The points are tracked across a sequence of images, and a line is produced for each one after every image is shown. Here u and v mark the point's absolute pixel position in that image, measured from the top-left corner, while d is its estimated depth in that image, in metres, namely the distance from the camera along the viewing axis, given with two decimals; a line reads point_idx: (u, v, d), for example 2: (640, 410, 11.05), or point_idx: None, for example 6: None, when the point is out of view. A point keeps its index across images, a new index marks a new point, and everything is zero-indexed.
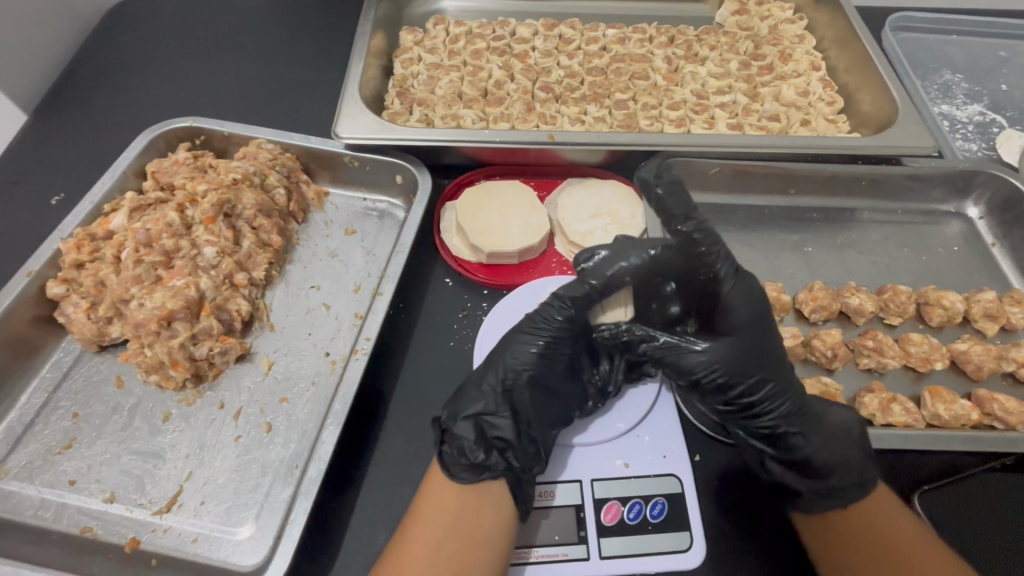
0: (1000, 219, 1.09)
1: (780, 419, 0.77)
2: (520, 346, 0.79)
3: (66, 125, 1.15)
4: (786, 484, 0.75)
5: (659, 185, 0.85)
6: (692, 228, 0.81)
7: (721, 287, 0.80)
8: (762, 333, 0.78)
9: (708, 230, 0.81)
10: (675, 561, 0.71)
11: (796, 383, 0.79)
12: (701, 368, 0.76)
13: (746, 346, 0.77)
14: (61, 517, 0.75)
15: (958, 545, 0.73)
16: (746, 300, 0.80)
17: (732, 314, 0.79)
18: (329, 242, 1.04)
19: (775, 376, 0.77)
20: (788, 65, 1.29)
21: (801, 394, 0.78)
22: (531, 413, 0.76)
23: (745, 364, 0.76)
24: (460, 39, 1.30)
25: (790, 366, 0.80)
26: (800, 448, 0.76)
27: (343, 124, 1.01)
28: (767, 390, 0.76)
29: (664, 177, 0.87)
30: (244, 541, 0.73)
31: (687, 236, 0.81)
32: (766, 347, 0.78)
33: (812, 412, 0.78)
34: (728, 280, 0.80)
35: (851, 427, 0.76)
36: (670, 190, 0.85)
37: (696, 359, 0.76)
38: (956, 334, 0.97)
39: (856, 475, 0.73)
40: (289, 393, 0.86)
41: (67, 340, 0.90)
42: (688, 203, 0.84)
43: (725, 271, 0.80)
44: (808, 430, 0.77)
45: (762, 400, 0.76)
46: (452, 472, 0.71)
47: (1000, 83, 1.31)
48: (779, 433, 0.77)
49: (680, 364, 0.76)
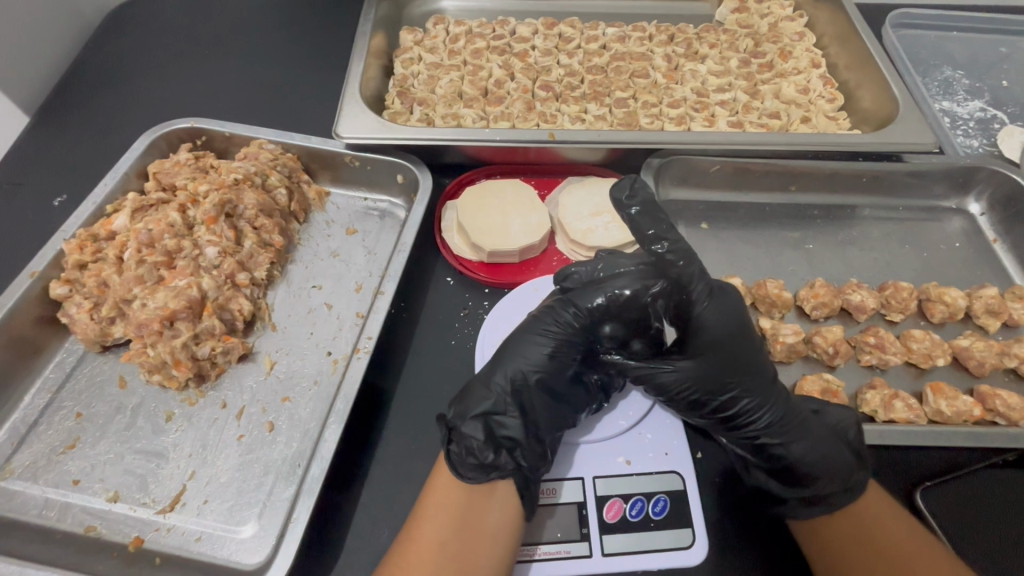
0: (1002, 215, 1.09)
1: (763, 429, 0.76)
2: (533, 346, 0.79)
3: (68, 126, 1.16)
4: (769, 491, 0.75)
5: (633, 202, 0.76)
6: (664, 249, 0.75)
7: (694, 307, 0.75)
8: (738, 349, 0.75)
9: (681, 247, 0.75)
10: (677, 557, 0.71)
11: (778, 395, 0.77)
12: (673, 387, 0.75)
13: (720, 364, 0.75)
14: (65, 517, 0.75)
15: (960, 541, 0.73)
16: (722, 318, 0.75)
17: (707, 334, 0.75)
18: (331, 242, 1.05)
19: (751, 391, 0.75)
20: (788, 63, 1.29)
21: (784, 405, 0.77)
22: (539, 414, 0.76)
23: (718, 380, 0.75)
24: (460, 39, 1.30)
25: (773, 375, 0.78)
26: (784, 457, 0.75)
27: (345, 124, 1.01)
28: (744, 405, 0.75)
29: (638, 193, 0.76)
30: (248, 540, 0.73)
31: (658, 257, 0.75)
32: (744, 363, 0.76)
33: (796, 421, 0.76)
34: (702, 300, 0.75)
35: (846, 427, 0.78)
36: (644, 207, 0.76)
37: (667, 379, 0.75)
38: (958, 330, 0.97)
39: (841, 480, 0.73)
40: (292, 392, 0.86)
41: (69, 340, 0.91)
42: (664, 218, 0.76)
43: (699, 292, 0.75)
44: (792, 439, 0.76)
45: (739, 413, 0.76)
46: (460, 471, 0.71)
47: (1001, 79, 1.31)
48: (760, 443, 0.76)
49: (655, 382, 0.76)
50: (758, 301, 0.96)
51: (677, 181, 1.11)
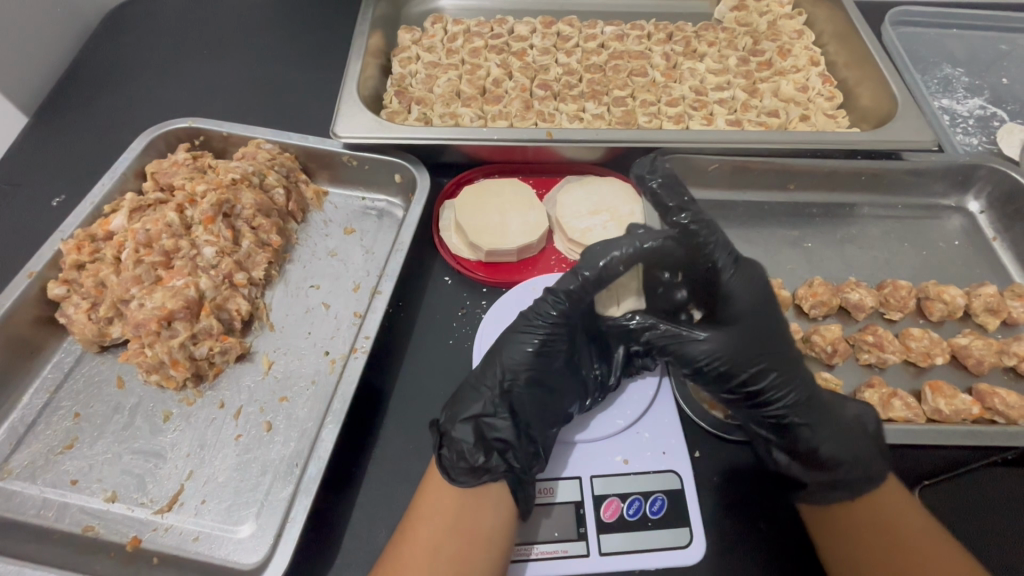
0: (1001, 212, 1.08)
1: (788, 408, 0.77)
2: (516, 345, 0.78)
3: (66, 127, 1.16)
4: (790, 475, 0.76)
5: (654, 177, 0.84)
6: (688, 220, 0.79)
7: (721, 275, 0.79)
8: (763, 322, 0.78)
9: (704, 219, 0.79)
10: (674, 557, 0.71)
11: (803, 374, 0.78)
12: (704, 358, 0.76)
13: (746, 336, 0.77)
14: (63, 517, 0.75)
15: (960, 540, 0.73)
16: (746, 287, 0.79)
17: (734, 303, 0.79)
18: (328, 241, 1.05)
19: (778, 367, 0.77)
20: (787, 61, 1.28)
21: (809, 385, 0.78)
22: (529, 412, 0.77)
23: (749, 353, 0.76)
24: (459, 38, 1.30)
25: (798, 356, 0.80)
26: (808, 439, 0.77)
27: (342, 123, 1.01)
28: (771, 380, 0.77)
29: (658, 169, 0.85)
30: (246, 539, 0.74)
31: (683, 227, 0.79)
32: (768, 335, 0.78)
33: (819, 403, 0.78)
34: (728, 267, 0.79)
35: (866, 421, 0.77)
36: (665, 182, 0.83)
37: (699, 350, 0.76)
38: (957, 328, 0.97)
39: (863, 469, 0.73)
40: (289, 392, 0.86)
41: (68, 340, 0.91)
42: (685, 193, 0.82)
43: (724, 261, 0.79)
44: (815, 420, 0.77)
45: (767, 390, 0.77)
46: (451, 475, 0.70)
47: (1001, 77, 1.31)
48: (786, 424, 0.77)
49: (684, 352, 0.77)
50: None
51: None
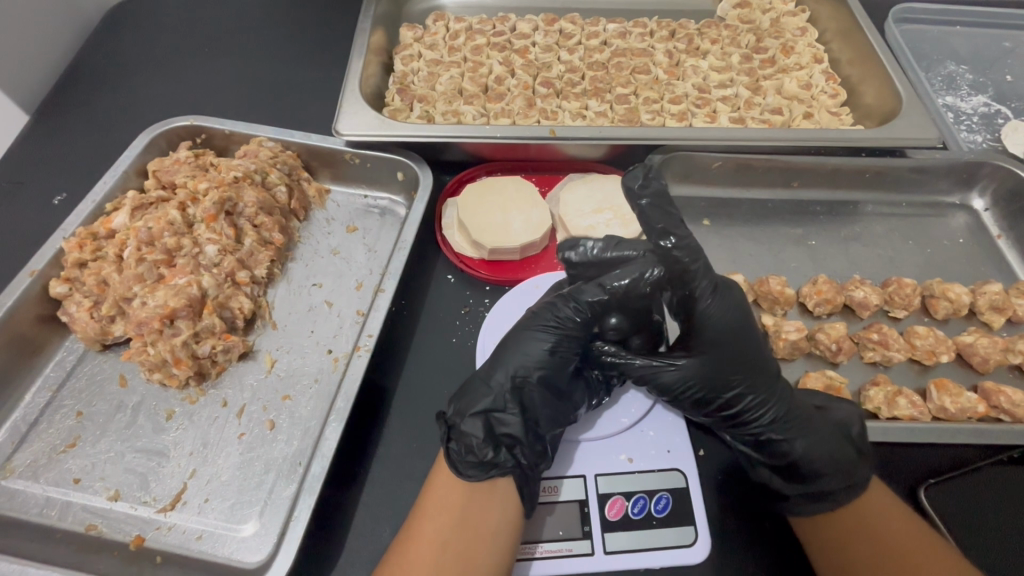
0: (1006, 210, 1.08)
1: (767, 426, 0.75)
2: (532, 342, 0.78)
3: (67, 124, 1.16)
4: (772, 488, 0.75)
5: (644, 194, 0.75)
6: (672, 246, 0.75)
7: (699, 303, 0.76)
8: (739, 347, 0.75)
9: (688, 244, 0.75)
10: (678, 556, 0.71)
11: (780, 392, 0.76)
12: (677, 386, 0.74)
13: (720, 361, 0.75)
14: (66, 515, 0.75)
15: (966, 538, 0.72)
16: (726, 311, 0.76)
17: (710, 330, 0.75)
18: (331, 239, 1.04)
19: (756, 388, 0.75)
20: (790, 58, 1.27)
21: (787, 402, 0.76)
22: (538, 411, 0.76)
23: (723, 377, 0.75)
24: (461, 35, 1.29)
25: (777, 373, 0.77)
26: (788, 453, 0.75)
27: (345, 121, 1.01)
28: (748, 401, 0.75)
29: (651, 183, 0.76)
30: (248, 538, 0.73)
31: (665, 252, 0.75)
32: (744, 359, 0.75)
33: (800, 418, 0.76)
34: (706, 294, 0.76)
35: (851, 423, 0.76)
36: (654, 200, 0.75)
37: (672, 377, 0.74)
38: (962, 326, 0.96)
39: (846, 477, 0.72)
40: (292, 390, 0.86)
41: (70, 339, 0.91)
42: (675, 214, 0.76)
43: (703, 288, 0.76)
44: (795, 434, 0.76)
45: (744, 410, 0.75)
46: (459, 469, 0.70)
47: (1005, 74, 1.30)
48: (766, 441, 0.76)
49: (656, 381, 0.75)
50: (761, 298, 0.95)
51: (678, 178, 1.10)
